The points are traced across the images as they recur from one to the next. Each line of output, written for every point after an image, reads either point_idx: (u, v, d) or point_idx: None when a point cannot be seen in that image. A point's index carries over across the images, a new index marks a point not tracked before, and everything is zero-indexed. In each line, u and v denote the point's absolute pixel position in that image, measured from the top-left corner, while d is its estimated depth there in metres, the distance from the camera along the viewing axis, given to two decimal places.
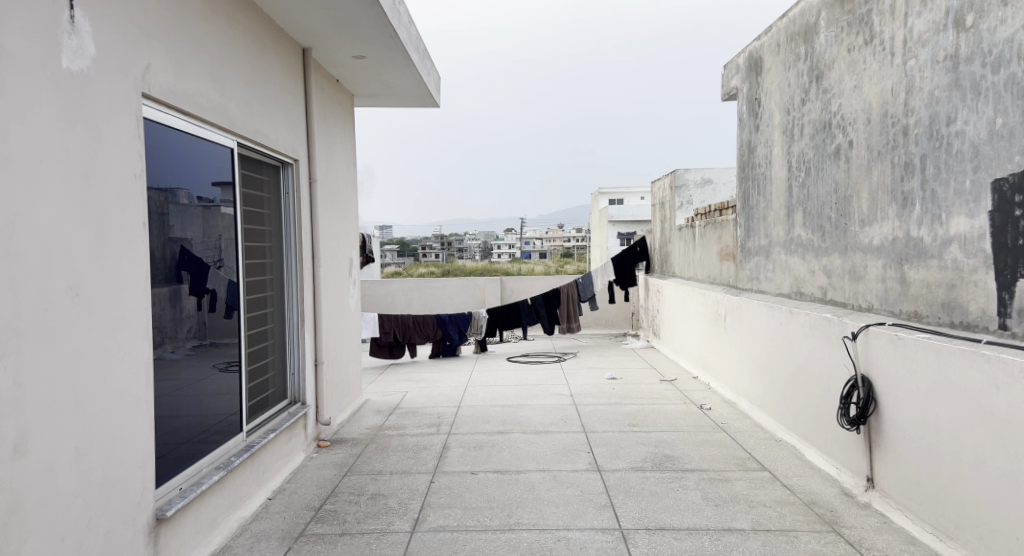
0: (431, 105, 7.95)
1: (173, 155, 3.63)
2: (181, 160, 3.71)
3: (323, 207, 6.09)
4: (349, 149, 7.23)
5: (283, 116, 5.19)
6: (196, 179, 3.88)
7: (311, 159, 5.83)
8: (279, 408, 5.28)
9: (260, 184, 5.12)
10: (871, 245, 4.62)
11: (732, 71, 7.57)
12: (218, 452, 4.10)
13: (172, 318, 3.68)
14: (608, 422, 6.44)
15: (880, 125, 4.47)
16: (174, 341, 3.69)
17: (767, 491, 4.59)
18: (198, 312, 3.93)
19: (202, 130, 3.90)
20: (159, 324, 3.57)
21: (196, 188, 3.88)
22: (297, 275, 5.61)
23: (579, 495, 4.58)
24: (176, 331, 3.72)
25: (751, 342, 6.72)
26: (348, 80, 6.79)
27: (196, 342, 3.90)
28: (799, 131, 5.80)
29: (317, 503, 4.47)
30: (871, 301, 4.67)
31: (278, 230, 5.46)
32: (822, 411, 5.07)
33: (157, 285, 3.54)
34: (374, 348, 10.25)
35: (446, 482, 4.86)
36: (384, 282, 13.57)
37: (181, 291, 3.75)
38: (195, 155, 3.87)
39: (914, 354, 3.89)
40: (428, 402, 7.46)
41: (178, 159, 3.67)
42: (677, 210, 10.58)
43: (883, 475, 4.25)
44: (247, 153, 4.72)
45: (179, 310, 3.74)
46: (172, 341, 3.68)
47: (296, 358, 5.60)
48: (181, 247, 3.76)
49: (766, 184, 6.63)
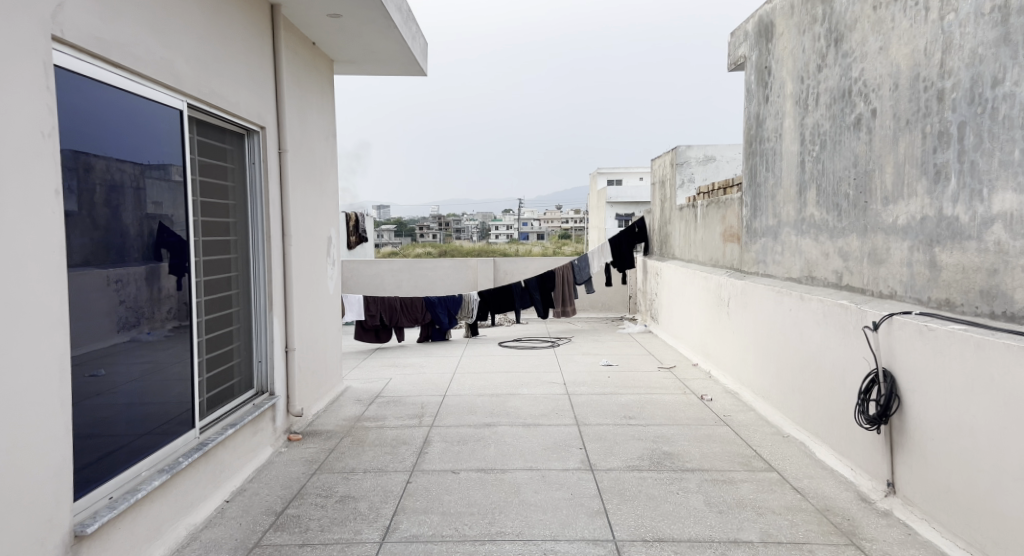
0: (418, 74, 7.44)
1: (104, 115, 3.20)
2: (115, 121, 3.29)
3: (295, 181, 5.59)
4: (328, 118, 6.73)
5: (246, 79, 4.70)
6: (136, 145, 3.44)
7: (280, 127, 5.33)
8: (243, 399, 4.83)
9: (220, 153, 4.64)
10: (896, 225, 4.17)
11: (739, 38, 7.07)
12: (164, 453, 3.65)
13: (150, 298, 3.59)
14: (602, 414, 6.01)
15: (909, 91, 4.00)
16: (151, 321, 3.60)
17: (776, 496, 4.17)
18: (179, 292, 3.84)
19: (140, 88, 3.45)
20: (134, 304, 3.48)
21: (135, 156, 3.44)
22: (265, 254, 5.13)
23: (569, 498, 4.15)
24: (154, 312, 3.62)
25: (757, 329, 6.28)
26: (326, 43, 6.27)
27: (176, 324, 3.80)
28: (815, 101, 5.31)
29: (278, 508, 4.05)
30: (893, 287, 4.22)
31: (242, 205, 4.98)
32: (836, 408, 4.63)
33: (131, 263, 3.44)
34: (360, 332, 9.80)
35: (424, 483, 4.43)
36: (373, 262, 13.13)
37: (159, 269, 3.65)
38: (133, 115, 3.42)
39: (948, 348, 3.45)
40: (412, 389, 7.02)
41: (109, 120, 3.23)
42: (678, 189, 10.10)
43: (906, 480, 3.83)
44: (202, 117, 4.23)
45: (124, 292, 3.39)
46: (150, 321, 3.59)
47: (264, 344, 5.15)
48: (160, 224, 3.66)
49: (775, 159, 6.17)
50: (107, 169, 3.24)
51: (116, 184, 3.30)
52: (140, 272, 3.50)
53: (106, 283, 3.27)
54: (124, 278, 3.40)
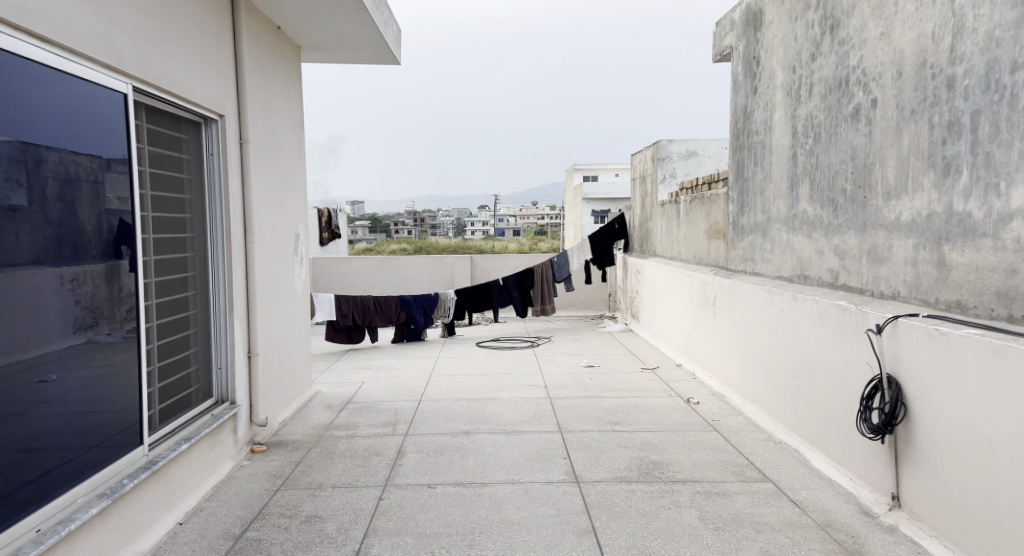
0: (390, 62, 7.09)
1: (40, 99, 2.90)
2: (54, 105, 2.99)
3: (258, 173, 5.22)
4: (295, 107, 6.35)
5: (201, 61, 4.32)
6: (82, 133, 3.15)
7: (241, 115, 4.96)
8: (201, 409, 4.46)
9: (172, 142, 4.26)
10: (899, 221, 3.93)
11: (724, 28, 6.84)
12: (107, 475, 3.28)
13: (109, 297, 3.32)
14: (586, 420, 5.72)
15: (915, 78, 3.76)
16: (110, 323, 3.34)
17: (774, 510, 3.91)
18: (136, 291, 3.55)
19: (81, 69, 3.14)
20: (92, 304, 3.22)
21: (83, 146, 3.14)
22: (224, 252, 4.75)
23: (554, 516, 3.86)
24: (113, 311, 3.36)
25: (745, 329, 6.05)
26: (291, 27, 5.89)
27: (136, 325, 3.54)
28: (808, 91, 5.08)
29: (237, 531, 3.70)
30: (895, 288, 3.99)
31: (199, 200, 4.59)
32: (834, 414, 4.39)
33: (89, 260, 3.20)
34: (331, 332, 9.40)
35: (397, 500, 4.11)
36: (346, 260, 12.73)
37: (120, 266, 3.40)
38: (76, 99, 3.12)
39: (961, 354, 3.22)
40: (385, 394, 6.68)
41: (45, 103, 2.93)
42: (659, 184, 9.84)
43: (913, 494, 3.59)
44: (151, 102, 3.86)
45: (62, 297, 3.04)
46: (109, 322, 3.33)
47: (224, 349, 4.76)
48: (121, 220, 3.41)
49: (764, 152, 5.93)
50: (36, 157, 2.88)
51: (50, 175, 2.95)
52: (99, 270, 3.26)
53: (41, 286, 2.92)
54: (80, 276, 3.15)
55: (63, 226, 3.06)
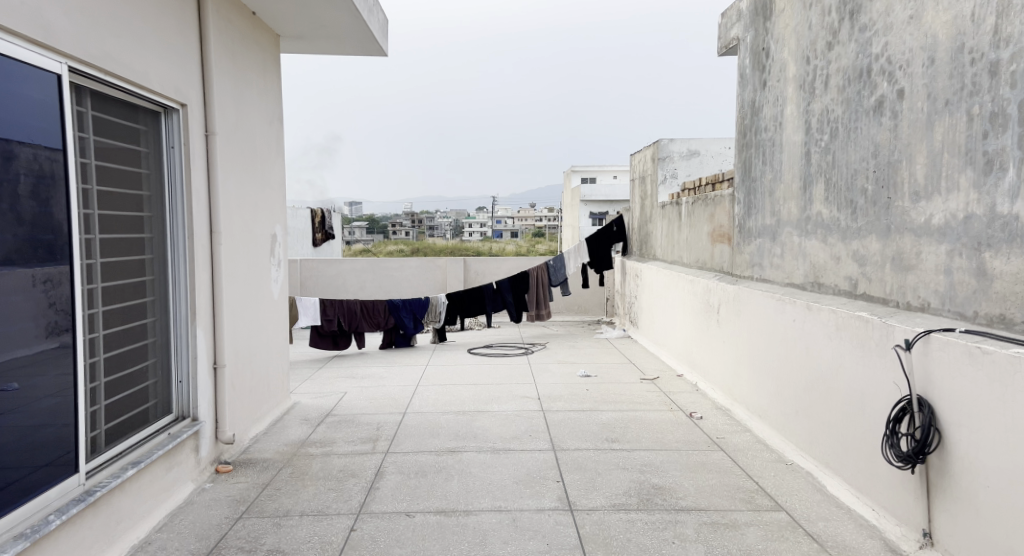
0: (376, 53, 6.68)
1: None
2: None
3: (226, 169, 4.80)
4: (272, 100, 5.94)
5: (157, 43, 3.91)
6: (16, 118, 2.80)
7: (207, 106, 4.54)
8: (157, 428, 4.02)
9: (124, 132, 3.84)
10: (930, 225, 3.53)
11: (731, 19, 6.45)
12: (29, 511, 2.85)
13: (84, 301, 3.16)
14: (581, 437, 5.32)
15: (951, 65, 3.36)
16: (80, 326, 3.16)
17: (790, 546, 3.51)
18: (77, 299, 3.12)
19: (13, 47, 2.80)
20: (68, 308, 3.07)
21: (19, 135, 2.81)
22: (188, 254, 4.31)
23: (544, 552, 3.45)
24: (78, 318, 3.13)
25: (753, 339, 5.64)
26: (267, 12, 5.48)
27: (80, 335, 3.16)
28: (823, 83, 4.68)
29: None
30: (925, 299, 3.59)
31: (157, 197, 4.17)
32: (854, 438, 3.99)
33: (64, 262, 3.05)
34: (316, 338, 8.96)
35: (371, 531, 3.70)
36: (335, 261, 12.30)
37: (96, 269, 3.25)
38: (13, 83, 2.80)
39: (1007, 376, 2.82)
40: (368, 406, 6.26)
41: None
42: (660, 185, 9.45)
43: (948, 532, 3.19)
44: (96, 87, 3.47)
45: (33, 299, 2.90)
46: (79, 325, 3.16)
47: (186, 361, 4.32)
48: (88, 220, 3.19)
49: (773, 151, 5.54)
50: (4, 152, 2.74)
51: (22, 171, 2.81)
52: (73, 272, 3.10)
53: (7, 288, 2.77)
54: (56, 278, 3.01)
55: (9, 224, 2.77)
